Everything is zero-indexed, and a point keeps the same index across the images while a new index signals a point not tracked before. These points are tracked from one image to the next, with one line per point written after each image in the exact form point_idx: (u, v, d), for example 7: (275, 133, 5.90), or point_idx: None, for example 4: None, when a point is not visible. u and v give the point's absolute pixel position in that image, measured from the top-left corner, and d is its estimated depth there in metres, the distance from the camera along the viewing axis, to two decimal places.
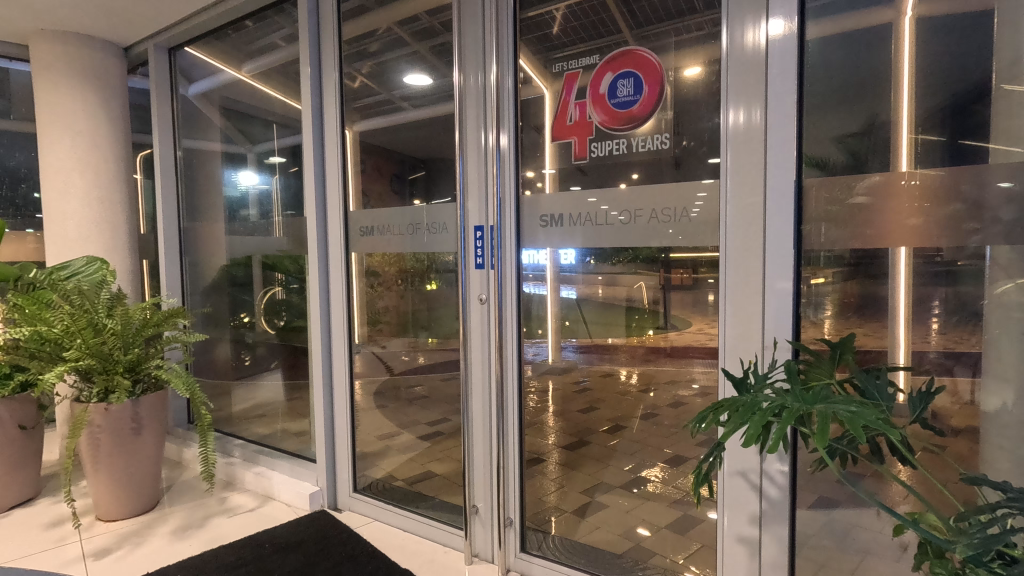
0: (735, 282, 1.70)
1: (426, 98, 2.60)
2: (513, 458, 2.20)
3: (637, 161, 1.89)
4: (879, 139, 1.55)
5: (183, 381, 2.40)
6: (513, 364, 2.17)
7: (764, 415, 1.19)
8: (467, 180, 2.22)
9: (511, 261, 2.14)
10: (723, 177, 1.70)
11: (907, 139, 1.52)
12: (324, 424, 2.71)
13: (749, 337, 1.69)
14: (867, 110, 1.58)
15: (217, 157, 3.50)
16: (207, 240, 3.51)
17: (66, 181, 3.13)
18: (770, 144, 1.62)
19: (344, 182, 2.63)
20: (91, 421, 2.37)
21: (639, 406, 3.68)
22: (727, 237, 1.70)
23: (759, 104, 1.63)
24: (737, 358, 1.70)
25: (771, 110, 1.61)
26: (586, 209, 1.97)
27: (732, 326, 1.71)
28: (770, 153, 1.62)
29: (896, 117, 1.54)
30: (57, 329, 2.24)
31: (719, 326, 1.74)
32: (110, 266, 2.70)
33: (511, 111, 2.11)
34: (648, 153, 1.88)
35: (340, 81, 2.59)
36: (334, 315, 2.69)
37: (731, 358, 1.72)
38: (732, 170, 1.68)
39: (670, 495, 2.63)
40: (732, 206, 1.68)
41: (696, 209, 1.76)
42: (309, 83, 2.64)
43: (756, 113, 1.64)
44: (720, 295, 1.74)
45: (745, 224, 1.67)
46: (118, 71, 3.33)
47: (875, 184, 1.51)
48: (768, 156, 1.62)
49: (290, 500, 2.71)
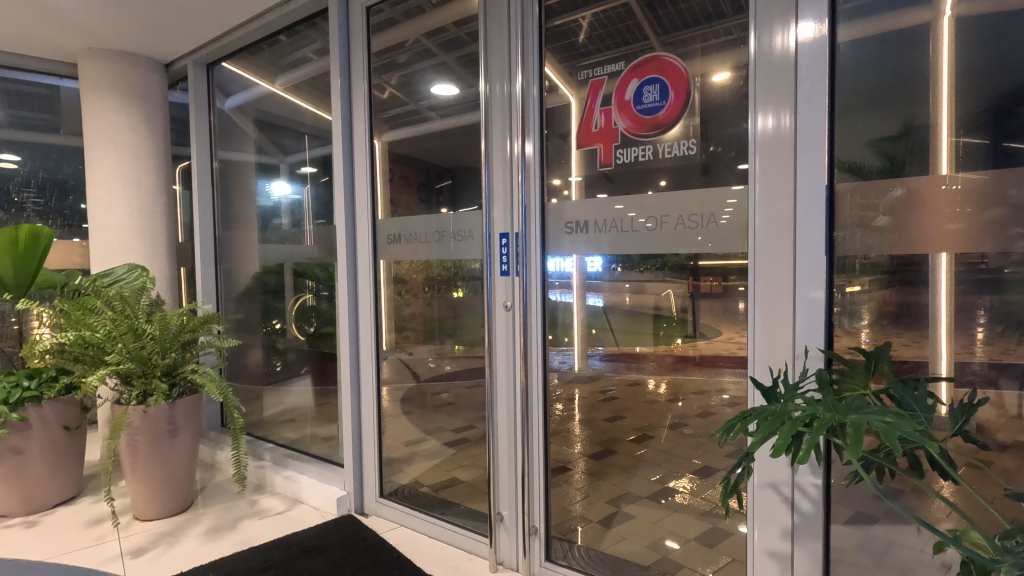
0: (764, 289, 1.67)
1: (452, 108, 2.58)
2: (538, 467, 2.19)
3: (664, 167, 1.88)
4: (916, 142, 1.51)
5: (217, 385, 2.46)
6: (538, 373, 2.18)
7: (793, 424, 1.16)
8: (493, 189, 2.23)
9: (536, 269, 2.14)
10: (751, 182, 1.67)
11: (948, 141, 1.47)
12: (352, 427, 2.75)
13: (781, 347, 1.65)
14: (904, 113, 1.54)
15: (251, 168, 3.61)
16: (244, 248, 3.64)
17: (110, 193, 3.27)
18: (801, 148, 1.58)
19: (373, 192, 2.70)
20: (130, 423, 2.45)
21: (668, 416, 3.68)
22: (756, 243, 1.67)
23: (788, 108, 1.60)
24: (767, 366, 1.67)
25: (801, 115, 1.58)
26: (612, 215, 1.96)
27: (761, 335, 1.68)
28: (800, 158, 1.59)
29: (935, 120, 1.50)
30: (100, 334, 2.33)
31: (748, 335, 1.71)
32: (149, 274, 2.81)
33: (536, 118, 2.12)
34: (675, 157, 1.87)
35: (370, 93, 2.69)
36: (362, 322, 2.74)
37: (761, 368, 1.68)
38: (761, 174, 1.65)
39: (699, 507, 2.57)
40: (761, 212, 1.65)
41: (725, 216, 1.73)
42: (338, 96, 2.73)
43: (785, 117, 1.61)
44: (749, 303, 1.70)
45: (775, 230, 1.63)
46: (159, 86, 3.47)
47: (897, 200, 1.50)
48: (798, 160, 1.59)
49: (318, 504, 2.75)
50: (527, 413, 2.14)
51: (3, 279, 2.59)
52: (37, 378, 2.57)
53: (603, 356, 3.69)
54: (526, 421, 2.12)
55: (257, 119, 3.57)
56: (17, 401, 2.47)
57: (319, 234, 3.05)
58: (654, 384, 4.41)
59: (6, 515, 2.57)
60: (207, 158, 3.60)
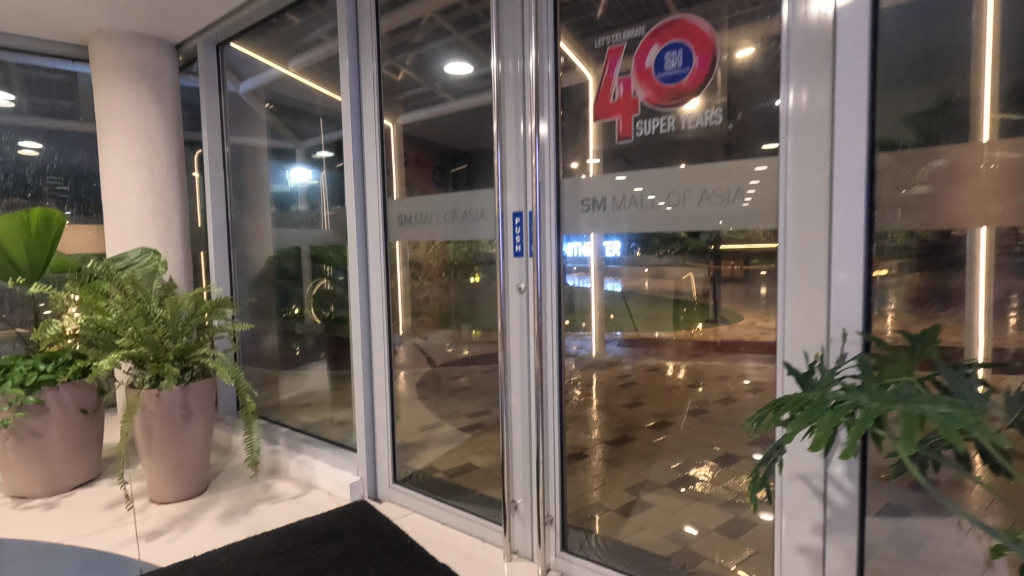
0: (795, 271, 1.55)
1: (466, 86, 2.53)
2: (554, 458, 2.12)
3: (689, 138, 1.77)
4: (956, 115, 1.43)
5: (228, 369, 2.44)
6: (553, 358, 2.09)
7: (834, 414, 1.07)
8: (506, 169, 2.14)
9: (552, 253, 2.04)
10: (782, 158, 1.54)
11: (989, 116, 1.41)
12: (365, 412, 2.71)
13: (812, 334, 1.54)
14: (943, 84, 1.45)
15: (263, 152, 3.58)
16: (258, 232, 3.65)
17: (124, 176, 3.25)
18: (839, 122, 1.45)
19: (385, 175, 2.63)
20: (144, 407, 2.43)
21: (687, 402, 3.85)
22: (788, 221, 1.55)
23: (824, 81, 1.47)
24: (801, 350, 1.55)
25: (839, 85, 1.45)
26: (631, 194, 1.86)
27: (791, 321, 1.57)
28: (838, 131, 1.45)
29: (976, 93, 1.43)
30: (113, 318, 2.33)
31: (777, 319, 1.60)
32: (161, 258, 2.80)
33: (550, 97, 2.01)
34: (702, 130, 1.75)
35: (381, 73, 2.61)
36: (374, 307, 2.69)
37: (792, 358, 1.58)
38: (793, 150, 1.52)
39: (721, 496, 2.49)
40: (792, 190, 1.53)
41: (748, 198, 1.62)
42: (347, 77, 2.63)
43: (821, 90, 1.47)
44: (779, 286, 1.59)
45: (808, 207, 1.51)
46: (171, 68, 3.41)
47: (938, 170, 1.40)
48: (835, 134, 1.46)
49: (331, 489, 2.69)
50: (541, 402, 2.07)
51: (17, 263, 2.58)
52: (53, 361, 2.56)
53: (622, 341, 3.63)
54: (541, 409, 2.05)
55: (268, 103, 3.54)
56: (33, 384, 2.46)
57: (335, 219, 3.02)
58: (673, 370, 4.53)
59: (27, 496, 2.60)
60: (219, 144, 3.53)
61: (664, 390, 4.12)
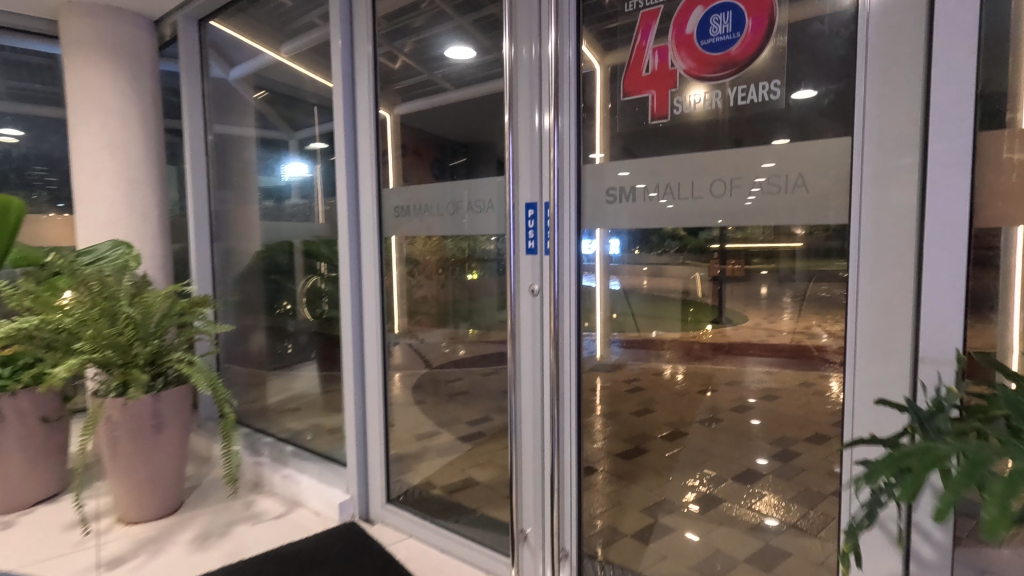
0: (872, 276, 1.27)
1: (469, 74, 2.31)
2: (570, 486, 1.89)
3: (745, 115, 1.50)
4: (997, 110, 1.16)
5: (205, 376, 2.20)
6: (571, 371, 1.86)
7: (1008, 486, 0.80)
8: (518, 157, 1.88)
9: (570, 254, 1.79)
10: (859, 139, 1.27)
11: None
12: (356, 424, 2.46)
13: (894, 359, 1.26)
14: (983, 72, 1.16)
15: (251, 142, 3.32)
16: (244, 222, 3.39)
17: (96, 163, 2.99)
18: (937, 94, 1.17)
19: (380, 164, 2.39)
20: (109, 417, 2.18)
21: (698, 410, 3.67)
22: (864, 215, 1.27)
23: (917, 46, 1.19)
24: (879, 371, 1.28)
25: (938, 50, 1.16)
26: (668, 185, 1.60)
27: (868, 342, 1.29)
28: (936, 105, 1.17)
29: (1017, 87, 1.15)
30: (72, 318, 2.09)
31: (848, 333, 1.32)
32: (135, 252, 2.56)
33: (571, 87, 1.74)
34: (761, 110, 1.47)
35: (376, 57, 2.36)
36: (367, 310, 2.44)
37: (869, 387, 1.30)
38: (871, 132, 1.25)
39: (748, 520, 2.28)
40: (870, 182, 1.25)
41: (749, 201, 1.46)
42: (340, 59, 2.38)
43: (912, 65, 1.19)
44: (850, 293, 1.31)
45: (893, 198, 1.23)
46: (150, 48, 3.15)
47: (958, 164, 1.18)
48: (931, 109, 1.18)
49: (319, 508, 2.44)
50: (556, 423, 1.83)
51: None
52: (11, 365, 2.32)
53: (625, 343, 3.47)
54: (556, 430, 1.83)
55: (261, 90, 3.24)
56: None
57: (327, 213, 2.80)
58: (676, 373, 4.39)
59: None
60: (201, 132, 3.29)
61: (675, 397, 3.94)
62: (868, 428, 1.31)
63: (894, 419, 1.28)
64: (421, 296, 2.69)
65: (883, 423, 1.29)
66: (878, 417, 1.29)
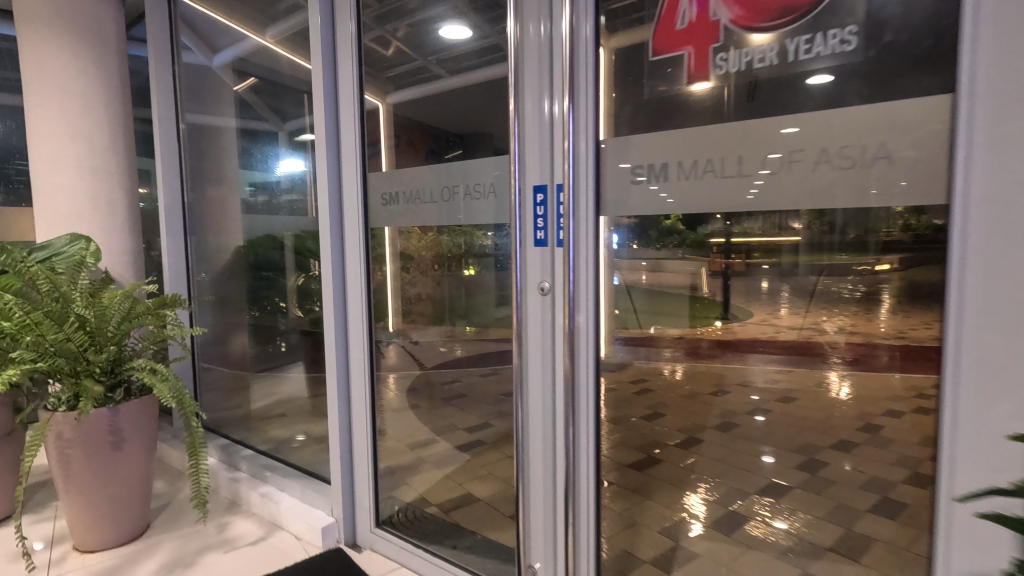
0: (980, 278, 1.00)
1: (468, 60, 2.09)
2: (587, 516, 1.66)
3: (808, 72, 1.24)
4: None
5: (169, 387, 1.94)
6: (587, 384, 1.61)
7: None
8: (524, 141, 1.63)
9: (587, 248, 1.54)
10: (965, 106, 1.01)
11: None
12: (341, 441, 2.19)
13: (1011, 381, 0.99)
14: None
15: (230, 134, 3.10)
16: (225, 214, 3.15)
17: (54, 149, 2.70)
18: None
19: (363, 152, 2.10)
20: (59, 434, 1.92)
21: (709, 414, 3.45)
22: (970, 202, 1.01)
23: None
24: (989, 398, 1.01)
25: None
26: (709, 160, 1.34)
27: (974, 360, 1.02)
28: None
29: None
30: (15, 322, 1.82)
31: (945, 349, 1.06)
32: (94, 247, 2.30)
33: (589, 70, 1.49)
34: (830, 64, 1.21)
35: (358, 36, 2.05)
36: (351, 312, 2.16)
37: (975, 416, 1.03)
38: (981, 100, 0.99)
39: (779, 544, 2.06)
40: (980, 156, 0.99)
41: (752, 192, 1.28)
42: (318, 37, 2.08)
43: None
44: (949, 297, 1.05)
45: (1012, 180, 0.96)
46: (116, 24, 2.85)
47: None
48: None
49: (300, 532, 2.19)
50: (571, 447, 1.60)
51: None
52: None
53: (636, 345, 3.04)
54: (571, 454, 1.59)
55: (250, 78, 3.03)
56: None
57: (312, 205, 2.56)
58: (674, 374, 4.27)
59: None
60: (173, 124, 2.94)
61: (686, 399, 3.72)
62: (973, 466, 1.04)
63: (1009, 458, 1.01)
64: (419, 290, 2.77)
65: (997, 463, 1.02)
66: (987, 454, 1.02)
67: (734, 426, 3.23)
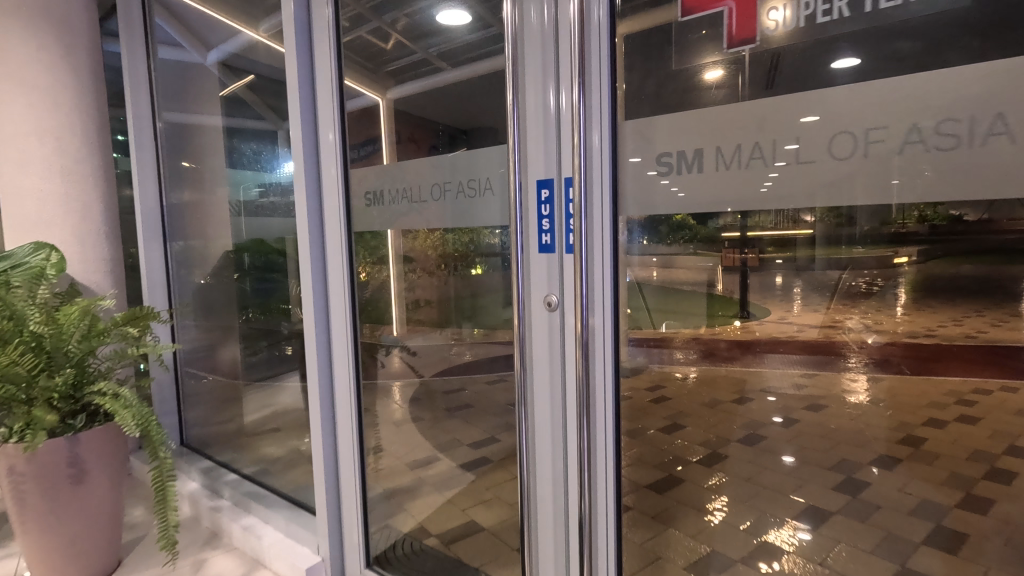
0: None
1: (467, 53, 1.87)
2: (606, 565, 1.44)
3: (884, 34, 1.00)
4: None
5: (134, 414, 1.74)
6: (604, 415, 1.37)
7: None
8: (526, 135, 1.40)
9: (602, 256, 1.30)
10: None
11: None
12: (327, 472, 1.95)
13: None
14: None
15: (215, 134, 2.84)
16: (213, 217, 2.90)
17: (20, 149, 2.49)
18: None
19: (344, 151, 1.86)
20: (12, 468, 1.72)
21: (731, 424, 3.20)
22: None
23: None
24: None
25: None
26: (752, 146, 1.10)
27: None
28: None
29: None
30: None
31: None
32: (58, 255, 2.08)
33: (603, 59, 1.27)
34: (923, 14, 0.98)
35: (337, 22, 1.81)
36: (335, 328, 1.91)
37: None
38: None
39: None
40: None
41: (768, 185, 1.08)
42: (292, 27, 1.84)
43: None
44: None
45: None
46: (86, 13, 2.64)
47: None
48: None
49: (283, 572, 1.97)
50: (586, 488, 1.37)
51: None
52: None
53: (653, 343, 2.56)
54: (587, 495, 1.36)
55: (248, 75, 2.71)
56: None
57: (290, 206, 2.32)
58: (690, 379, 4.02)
59: None
60: (149, 118, 2.76)
61: (706, 408, 3.47)
62: None
63: None
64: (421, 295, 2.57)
65: None
66: None
67: (760, 439, 2.99)
